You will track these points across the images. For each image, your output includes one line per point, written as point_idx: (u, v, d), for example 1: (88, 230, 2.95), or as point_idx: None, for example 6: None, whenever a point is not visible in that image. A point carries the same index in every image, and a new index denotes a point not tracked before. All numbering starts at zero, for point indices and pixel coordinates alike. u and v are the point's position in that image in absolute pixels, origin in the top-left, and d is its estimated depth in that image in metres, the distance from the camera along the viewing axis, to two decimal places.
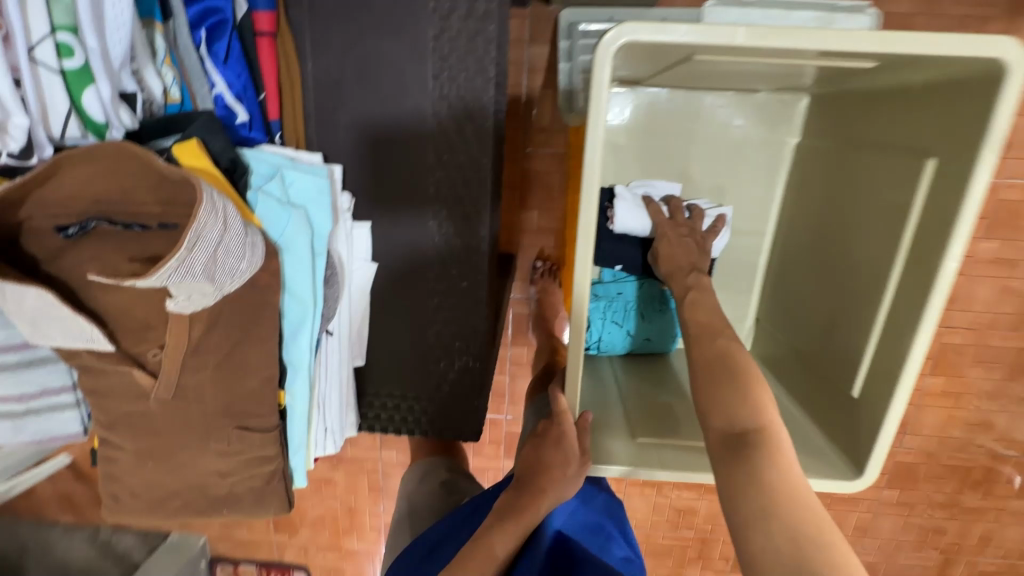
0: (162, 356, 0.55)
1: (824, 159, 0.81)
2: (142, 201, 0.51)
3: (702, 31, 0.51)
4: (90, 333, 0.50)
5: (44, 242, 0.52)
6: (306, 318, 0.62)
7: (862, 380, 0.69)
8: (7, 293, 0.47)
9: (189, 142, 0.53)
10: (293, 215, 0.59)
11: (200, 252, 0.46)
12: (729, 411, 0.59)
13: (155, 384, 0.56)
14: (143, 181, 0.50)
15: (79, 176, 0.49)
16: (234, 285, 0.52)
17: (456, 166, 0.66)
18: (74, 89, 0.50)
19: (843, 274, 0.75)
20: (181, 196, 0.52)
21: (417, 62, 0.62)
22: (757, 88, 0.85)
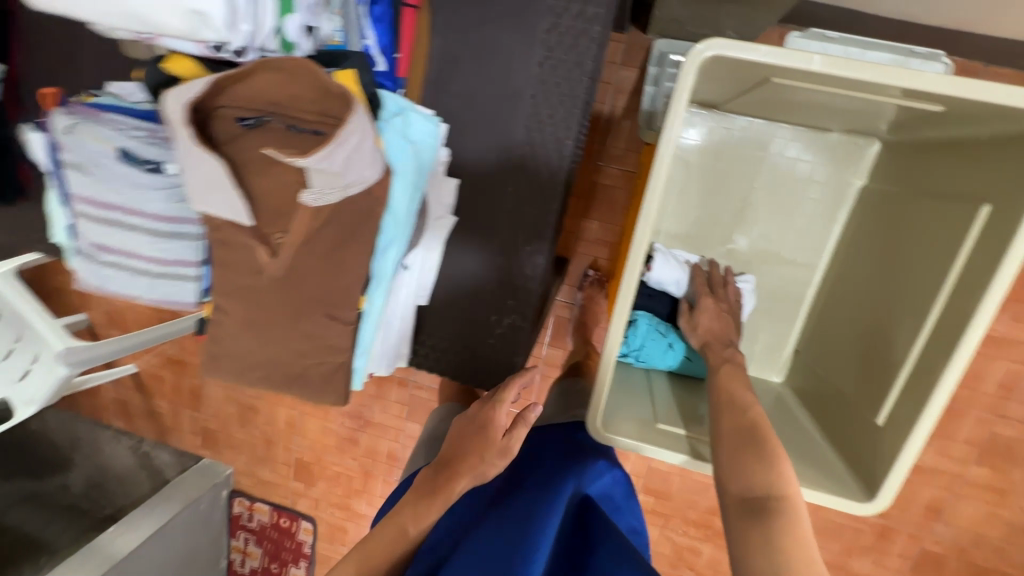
0: (284, 240, 0.66)
1: (888, 202, 0.84)
2: (304, 110, 0.64)
3: (781, 54, 0.58)
4: (240, 200, 0.63)
5: (224, 127, 0.64)
6: (398, 238, 0.73)
7: (890, 409, 0.72)
8: (192, 158, 0.60)
9: (347, 72, 0.66)
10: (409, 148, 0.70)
11: (343, 150, 0.58)
12: (751, 478, 0.63)
13: (271, 262, 0.67)
14: (310, 94, 0.62)
15: (263, 81, 0.61)
16: (354, 188, 0.64)
17: (543, 145, 0.74)
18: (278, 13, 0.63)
19: (888, 311, 0.78)
20: (335, 112, 0.63)
21: (526, 47, 0.71)
22: (831, 128, 0.90)
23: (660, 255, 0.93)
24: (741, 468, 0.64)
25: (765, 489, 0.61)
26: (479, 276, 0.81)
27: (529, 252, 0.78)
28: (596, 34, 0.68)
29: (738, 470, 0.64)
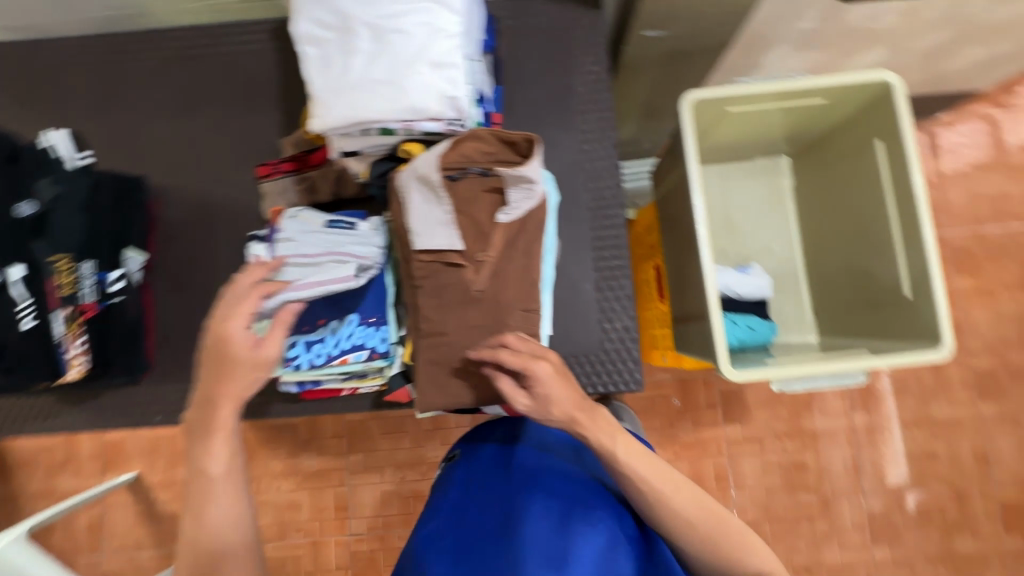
0: (484, 257, 0.76)
1: (815, 182, 1.24)
2: (486, 157, 0.75)
3: (731, 89, 0.98)
4: (451, 234, 0.75)
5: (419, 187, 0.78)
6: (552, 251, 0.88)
7: (908, 284, 0.99)
8: (412, 209, 0.76)
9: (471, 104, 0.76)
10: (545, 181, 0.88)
11: (529, 179, 0.72)
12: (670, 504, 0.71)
13: (476, 276, 0.76)
14: (490, 145, 0.74)
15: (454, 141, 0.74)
16: (529, 207, 0.76)
17: (601, 189, 1.04)
18: None
19: (864, 235, 1.11)
20: (511, 154, 0.75)
21: (569, 134, 1.06)
22: (754, 156, 1.32)
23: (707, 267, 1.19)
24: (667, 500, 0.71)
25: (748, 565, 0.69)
26: (587, 295, 1.02)
27: (618, 263, 1.03)
28: (612, 115, 1.05)
29: (703, 552, 0.71)
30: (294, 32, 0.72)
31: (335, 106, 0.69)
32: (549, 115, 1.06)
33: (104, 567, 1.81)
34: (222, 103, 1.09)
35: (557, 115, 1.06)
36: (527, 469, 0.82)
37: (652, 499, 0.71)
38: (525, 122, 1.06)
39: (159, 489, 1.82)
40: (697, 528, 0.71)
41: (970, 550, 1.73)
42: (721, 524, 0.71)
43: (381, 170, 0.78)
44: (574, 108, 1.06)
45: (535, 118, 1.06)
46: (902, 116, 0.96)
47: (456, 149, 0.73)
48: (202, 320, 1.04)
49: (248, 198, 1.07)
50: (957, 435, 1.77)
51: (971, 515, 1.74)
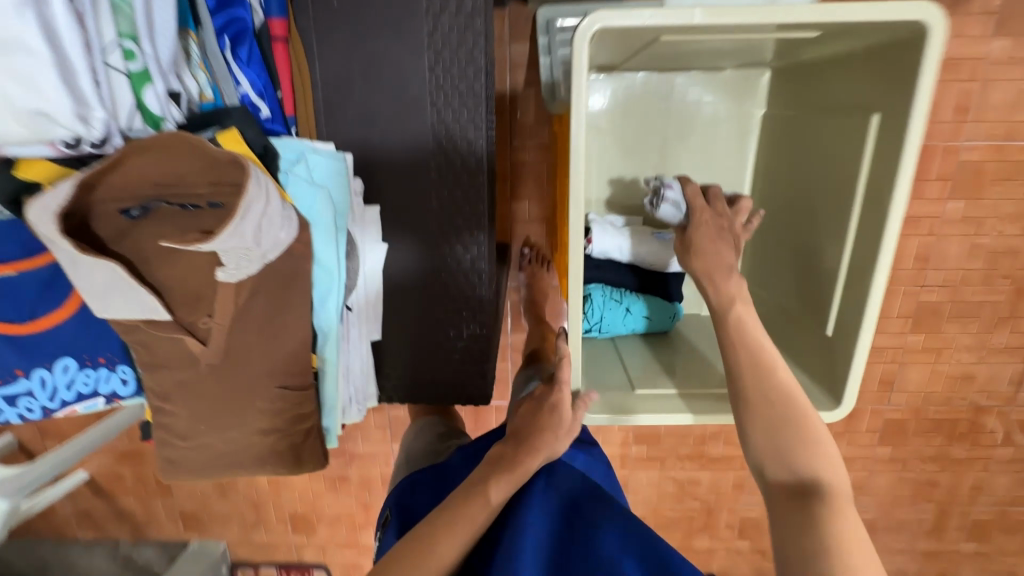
0: (212, 324, 0.64)
1: (786, 126, 0.89)
2: (194, 184, 0.57)
3: (665, 14, 0.59)
4: (149, 304, 0.60)
5: (109, 223, 0.58)
6: (332, 287, 0.71)
7: (834, 318, 0.77)
8: (79, 273, 0.57)
9: (231, 132, 0.62)
10: (319, 194, 0.67)
11: (249, 219, 0.56)
12: (786, 457, 0.65)
13: (203, 350, 0.66)
14: (195, 168, 0.56)
15: (139, 166, 0.54)
16: (273, 254, 0.63)
17: (457, 149, 0.73)
18: (135, 87, 0.57)
19: (809, 227, 0.83)
20: (225, 178, 0.58)
21: (414, 57, 0.70)
22: (721, 67, 0.92)
23: (598, 227, 0.95)
24: (791, 453, 0.65)
25: (812, 474, 0.63)
26: (428, 294, 0.81)
27: (468, 255, 0.78)
28: (479, 29, 0.67)
29: (773, 443, 0.67)
30: None
31: None
32: (380, 15, 0.69)
33: None
34: None
35: (392, 19, 0.69)
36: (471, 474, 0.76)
37: (747, 341, 0.71)
38: (347, 25, 0.69)
39: None
40: (775, 427, 0.67)
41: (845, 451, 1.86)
42: (792, 406, 0.67)
43: (9, 190, 0.56)
44: (421, 12, 0.68)
45: (362, 19, 0.69)
46: (920, 88, 0.61)
47: (120, 173, 0.54)
48: None
49: None
50: None
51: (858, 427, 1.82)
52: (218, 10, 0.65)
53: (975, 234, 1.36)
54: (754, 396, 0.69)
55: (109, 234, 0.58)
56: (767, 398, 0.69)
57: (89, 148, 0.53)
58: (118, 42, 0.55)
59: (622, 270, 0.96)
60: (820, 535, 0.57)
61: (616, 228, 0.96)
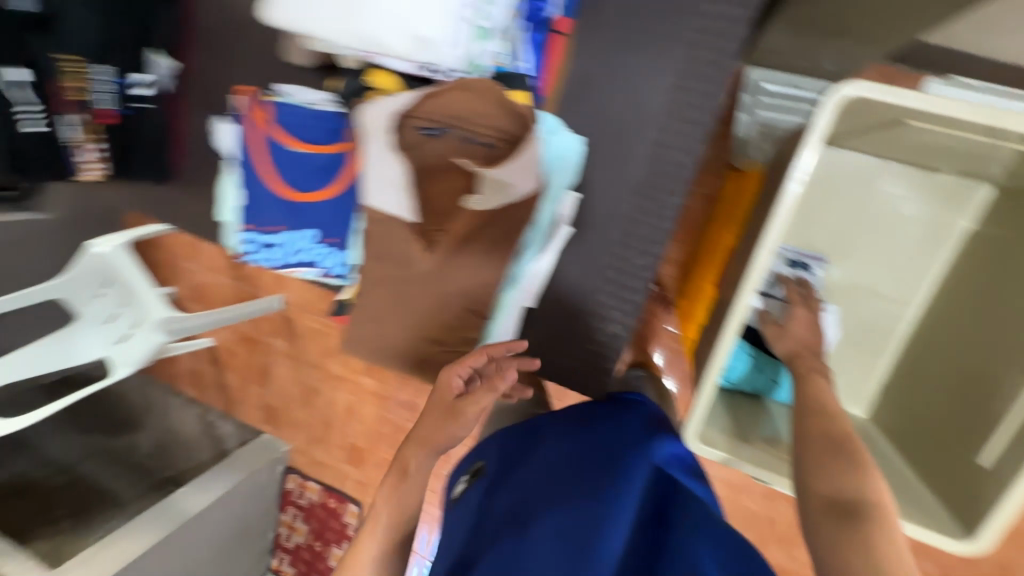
0: (442, 236, 0.87)
1: (995, 246, 0.85)
2: (481, 127, 0.88)
3: (923, 99, 0.61)
4: (409, 203, 0.87)
5: (406, 136, 0.88)
6: (532, 247, 0.88)
7: (992, 453, 0.72)
8: (383, 160, 0.87)
9: (521, 92, 0.90)
10: (558, 164, 0.86)
11: (524, 160, 0.83)
12: (833, 481, 0.58)
13: (425, 252, 0.88)
14: (486, 111, 0.87)
15: (450, 100, 0.86)
16: (516, 197, 0.85)
17: (664, 157, 0.84)
18: (474, 41, 0.85)
19: (990, 354, 0.78)
20: (500, 126, 0.87)
21: (656, 68, 0.83)
22: (938, 168, 0.90)
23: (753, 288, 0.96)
24: (824, 471, 0.59)
25: (854, 493, 0.56)
26: (587, 286, 0.90)
27: (644, 254, 0.86)
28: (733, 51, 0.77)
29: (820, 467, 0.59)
30: None
31: None
32: (639, 29, 0.83)
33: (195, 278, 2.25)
34: None
35: (648, 32, 0.82)
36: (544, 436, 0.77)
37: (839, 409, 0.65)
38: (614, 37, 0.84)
39: None
40: (817, 451, 0.61)
41: None
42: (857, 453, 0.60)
43: None
44: (679, 33, 0.80)
45: (627, 39, 0.83)
46: None
47: None
48: (224, 145, 1.04)
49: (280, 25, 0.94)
50: None
51: None
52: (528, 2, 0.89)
53: None
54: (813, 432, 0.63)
55: (406, 142, 0.88)
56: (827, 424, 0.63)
57: (429, 72, 0.90)
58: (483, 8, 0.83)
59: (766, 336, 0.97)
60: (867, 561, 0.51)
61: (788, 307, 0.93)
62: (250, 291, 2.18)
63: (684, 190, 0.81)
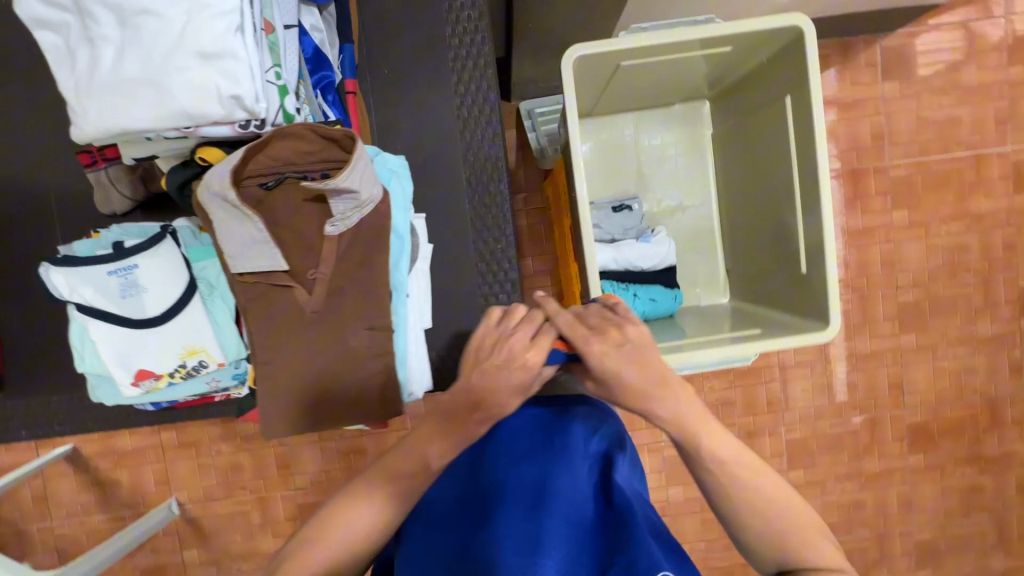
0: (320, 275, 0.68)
1: (733, 134, 1.12)
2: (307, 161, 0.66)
3: (620, 42, 0.83)
4: (271, 257, 0.66)
5: (246, 196, 0.66)
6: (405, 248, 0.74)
7: (806, 260, 0.94)
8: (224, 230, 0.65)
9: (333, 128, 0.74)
10: (394, 176, 0.74)
11: (354, 173, 0.63)
12: (810, 574, 0.55)
13: (308, 297, 0.69)
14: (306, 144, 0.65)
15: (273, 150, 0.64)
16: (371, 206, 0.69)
17: (480, 163, 0.93)
18: None
19: (770, 199, 1.03)
20: (332, 155, 0.66)
21: (445, 99, 0.92)
22: (672, 102, 1.19)
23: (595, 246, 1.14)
24: (817, 570, 0.54)
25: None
26: (470, 286, 0.95)
27: (500, 247, 0.94)
28: (488, 52, 0.90)
29: (761, 536, 0.56)
30: (19, 13, 0.55)
31: (82, 118, 0.56)
32: (414, 73, 0.91)
33: (58, 533, 1.86)
34: (29, 65, 0.91)
35: (422, 73, 0.91)
36: (490, 462, 0.56)
37: (751, 510, 0.56)
38: (393, 84, 0.91)
39: (99, 458, 1.83)
40: (796, 545, 0.55)
41: (877, 468, 1.86)
42: (788, 524, 0.55)
43: (182, 178, 0.65)
44: (447, 65, 0.91)
45: (406, 80, 0.92)
46: (811, 72, 0.84)
47: (264, 153, 0.63)
48: (49, 327, 0.95)
49: (82, 187, 0.93)
50: (875, 367, 1.83)
51: (880, 438, 1.85)
52: None
53: (886, 240, 1.80)
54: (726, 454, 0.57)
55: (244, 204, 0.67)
56: (781, 508, 0.55)
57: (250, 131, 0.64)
58: None
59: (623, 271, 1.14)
60: None
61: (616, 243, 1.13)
62: (135, 512, 1.86)
63: (504, 177, 0.91)
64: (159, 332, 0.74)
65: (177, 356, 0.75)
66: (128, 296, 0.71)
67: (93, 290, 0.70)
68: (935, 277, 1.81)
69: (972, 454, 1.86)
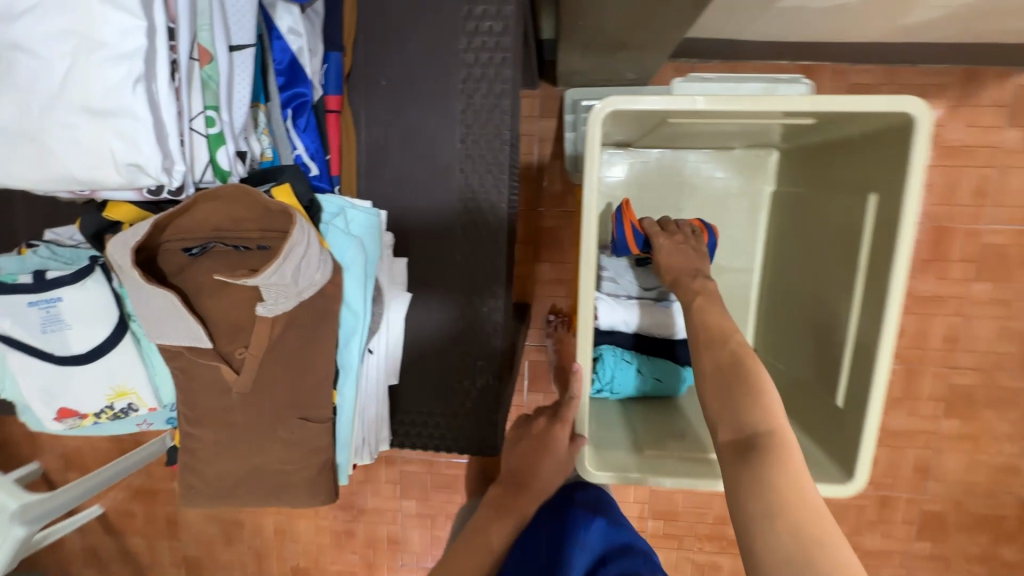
0: (246, 354, 0.69)
1: (796, 202, 0.93)
2: (246, 228, 0.66)
3: (669, 100, 0.65)
4: (196, 331, 0.66)
5: (174, 259, 0.67)
6: (357, 329, 0.73)
7: (844, 390, 0.77)
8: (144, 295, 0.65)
9: (283, 186, 0.68)
10: (353, 244, 0.71)
11: (290, 261, 0.62)
12: (738, 419, 0.62)
13: (237, 379, 0.70)
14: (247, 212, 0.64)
15: (204, 211, 0.63)
16: (309, 291, 0.67)
17: (478, 211, 0.78)
18: (211, 148, 0.59)
19: (820, 298, 0.85)
20: (275, 225, 0.66)
21: (447, 128, 0.76)
22: (732, 146, 0.99)
23: (602, 301, 0.99)
24: (738, 411, 0.62)
25: (753, 427, 0.60)
26: (447, 345, 0.83)
27: (486, 310, 0.81)
28: (508, 77, 0.72)
29: (725, 407, 0.64)
30: None
31: None
32: (416, 92, 0.75)
33: (64, 441, 1.98)
34: None
35: (426, 94, 0.75)
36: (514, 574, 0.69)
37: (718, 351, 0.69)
38: (388, 101, 0.76)
39: None
40: (727, 396, 0.64)
41: (876, 546, 1.74)
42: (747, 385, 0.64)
43: (97, 223, 0.66)
44: (455, 90, 0.75)
45: (404, 95, 0.76)
46: (910, 178, 0.65)
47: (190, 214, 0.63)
48: None
49: None
50: (904, 445, 1.66)
51: (888, 517, 1.72)
52: (285, 87, 0.71)
53: (958, 313, 1.56)
54: (704, 364, 0.69)
55: (172, 268, 0.67)
56: (719, 359, 0.68)
57: (167, 194, 0.58)
58: (203, 112, 0.57)
59: (629, 336, 0.99)
60: (761, 485, 0.54)
61: (623, 301, 1.00)
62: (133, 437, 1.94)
63: (503, 233, 0.76)
64: (86, 369, 0.72)
65: (106, 397, 0.74)
66: (53, 332, 0.70)
67: (15, 324, 0.68)
68: (1003, 364, 1.57)
69: (986, 553, 1.71)
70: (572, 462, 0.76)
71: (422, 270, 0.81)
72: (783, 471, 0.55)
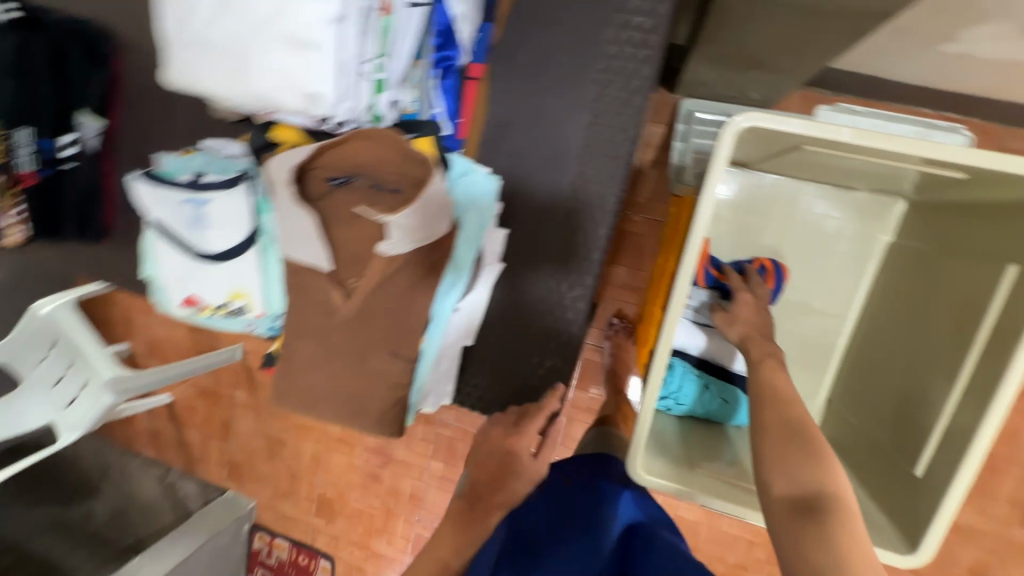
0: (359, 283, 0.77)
1: (915, 257, 0.88)
2: (385, 171, 0.76)
3: (812, 126, 0.63)
4: (318, 252, 0.75)
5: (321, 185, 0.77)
6: (457, 282, 0.81)
7: (927, 460, 0.73)
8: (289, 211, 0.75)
9: (426, 138, 0.76)
10: (472, 205, 0.80)
11: None
12: (797, 479, 0.56)
13: (346, 299, 0.77)
14: (390, 157, 0.75)
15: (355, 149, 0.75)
16: (426, 237, 0.75)
17: (585, 201, 0.80)
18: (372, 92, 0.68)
19: (918, 361, 0.80)
20: (410, 172, 0.76)
21: (574, 115, 0.79)
22: (855, 187, 0.95)
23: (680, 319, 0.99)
24: (794, 470, 0.57)
25: (818, 489, 0.55)
26: (525, 320, 0.86)
27: (571, 295, 0.83)
28: (646, 75, 0.74)
29: (780, 462, 0.58)
30: None
31: (180, 59, 0.68)
32: (553, 76, 0.78)
33: (155, 330, 2.21)
34: None
35: (563, 80, 0.78)
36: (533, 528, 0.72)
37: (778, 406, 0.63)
38: (524, 80, 0.79)
39: None
40: (781, 446, 0.59)
41: None
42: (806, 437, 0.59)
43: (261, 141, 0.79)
44: (590, 80, 0.77)
45: (540, 76, 0.78)
46: None
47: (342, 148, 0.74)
48: None
49: None
50: None
51: None
52: (438, 48, 0.75)
53: None
54: (765, 417, 0.62)
55: (315, 193, 0.78)
56: (780, 415, 0.62)
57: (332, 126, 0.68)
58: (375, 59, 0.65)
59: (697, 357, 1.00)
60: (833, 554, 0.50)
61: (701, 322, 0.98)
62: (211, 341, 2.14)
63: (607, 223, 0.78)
64: (215, 266, 0.81)
65: (227, 294, 0.83)
66: (197, 227, 0.79)
67: (169, 213, 0.78)
68: None
69: None
70: (624, 462, 0.76)
71: (518, 245, 0.84)
72: (851, 539, 0.51)
